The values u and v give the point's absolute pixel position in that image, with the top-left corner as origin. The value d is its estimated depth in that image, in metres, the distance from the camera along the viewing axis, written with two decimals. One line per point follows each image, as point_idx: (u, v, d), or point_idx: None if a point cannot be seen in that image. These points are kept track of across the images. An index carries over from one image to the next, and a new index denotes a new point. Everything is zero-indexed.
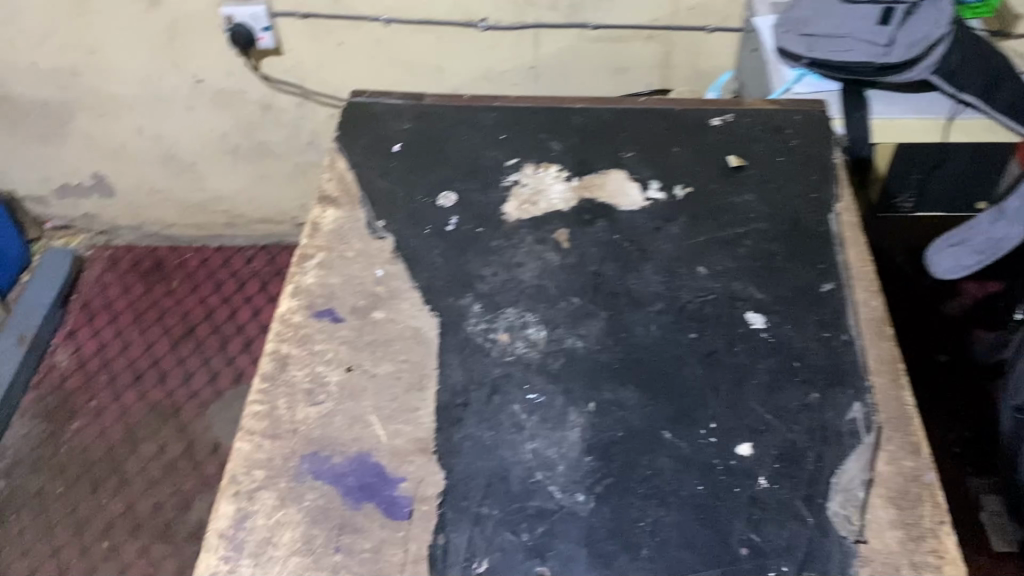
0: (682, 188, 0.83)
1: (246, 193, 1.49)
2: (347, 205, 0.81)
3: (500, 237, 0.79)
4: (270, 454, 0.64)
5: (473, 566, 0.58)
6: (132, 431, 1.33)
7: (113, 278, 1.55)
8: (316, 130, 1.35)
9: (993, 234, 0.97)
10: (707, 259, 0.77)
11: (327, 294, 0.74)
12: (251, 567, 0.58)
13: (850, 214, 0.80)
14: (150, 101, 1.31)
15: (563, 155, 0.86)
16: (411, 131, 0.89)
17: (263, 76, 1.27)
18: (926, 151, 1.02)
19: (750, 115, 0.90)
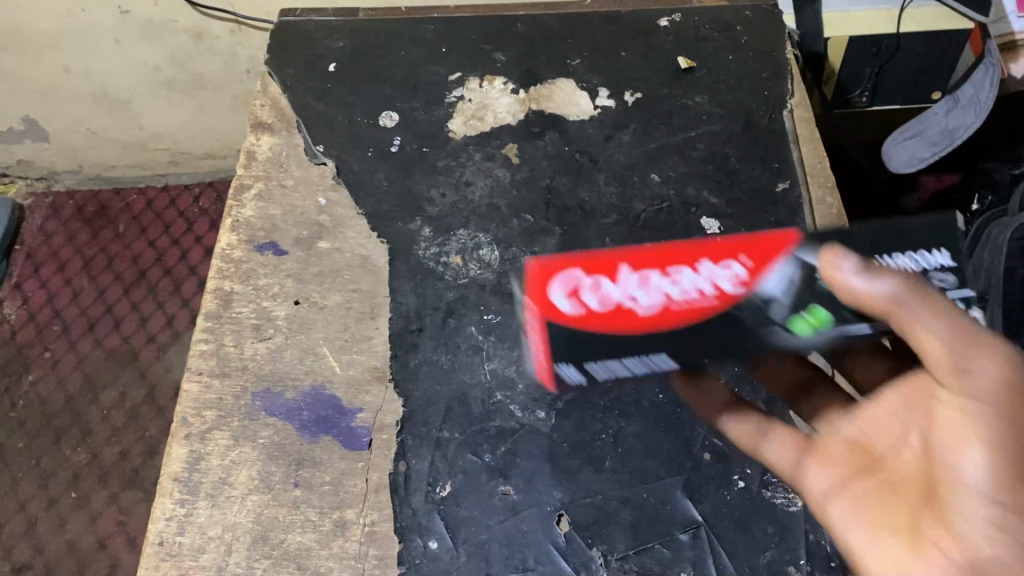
0: (631, 94, 0.80)
1: (187, 128, 1.36)
2: (283, 130, 0.78)
3: (447, 156, 0.76)
4: (220, 394, 0.62)
5: (437, 491, 0.58)
6: (91, 380, 1.29)
7: (56, 226, 1.44)
8: (253, 56, 1.21)
9: (948, 124, 0.96)
10: (660, 164, 0.75)
11: (268, 226, 0.71)
12: (210, 508, 0.58)
13: (803, 111, 0.78)
14: (75, 35, 1.15)
15: (508, 67, 0.82)
16: (347, 49, 0.84)
17: (190, 3, 1.10)
18: (879, 46, 1.02)
19: (699, 13, 0.86)
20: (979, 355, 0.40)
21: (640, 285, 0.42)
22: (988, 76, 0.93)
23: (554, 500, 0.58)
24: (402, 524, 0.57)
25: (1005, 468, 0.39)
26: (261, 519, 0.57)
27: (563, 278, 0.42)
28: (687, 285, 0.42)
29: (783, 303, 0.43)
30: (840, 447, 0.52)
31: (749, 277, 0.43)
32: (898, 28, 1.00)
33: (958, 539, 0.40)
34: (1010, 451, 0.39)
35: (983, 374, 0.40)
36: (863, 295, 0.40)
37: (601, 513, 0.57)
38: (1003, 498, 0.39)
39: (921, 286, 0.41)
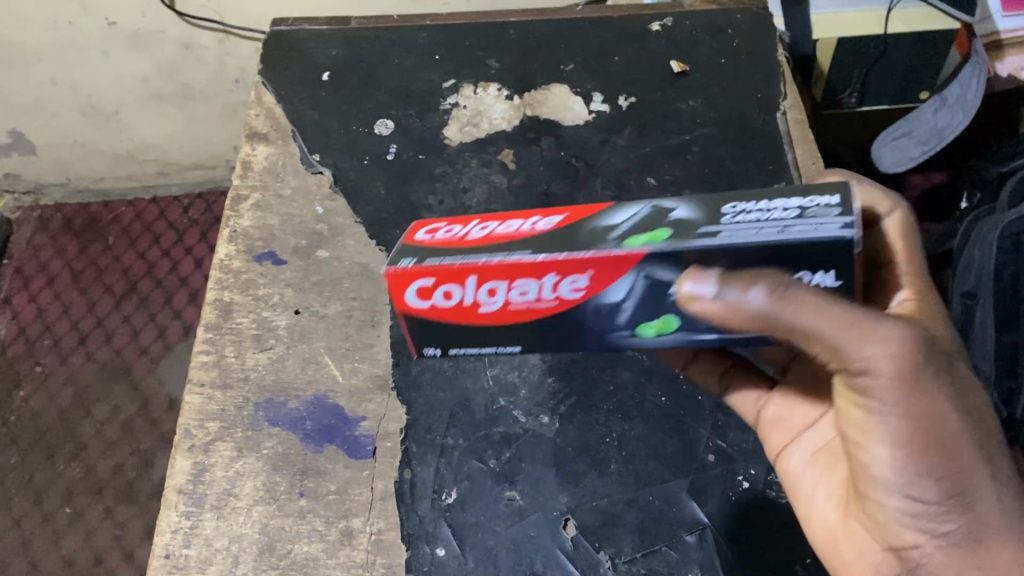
0: (626, 98, 0.80)
1: (176, 139, 1.35)
2: (278, 140, 0.78)
3: (443, 163, 0.76)
4: (223, 405, 0.62)
5: (443, 497, 0.58)
6: (83, 394, 1.28)
7: (45, 239, 1.43)
8: (241, 65, 1.21)
9: (937, 123, 0.97)
10: (656, 168, 0.75)
11: (266, 236, 0.71)
12: (215, 520, 0.58)
13: (796, 112, 0.79)
14: (62, 47, 1.14)
15: (502, 73, 0.82)
16: (340, 58, 0.84)
17: (179, 14, 1.10)
18: (868, 48, 1.02)
19: (690, 17, 0.86)
20: (866, 349, 0.40)
21: (486, 292, 0.41)
22: (975, 75, 0.94)
23: (560, 505, 0.58)
24: (409, 532, 0.57)
25: (903, 463, 0.42)
26: (268, 530, 0.57)
27: (416, 286, 0.41)
28: (530, 294, 0.41)
29: (628, 312, 0.41)
30: (792, 393, 0.55)
31: (591, 288, 0.40)
32: (885, 30, 0.99)
33: (880, 524, 0.46)
34: (910, 447, 0.42)
35: (873, 371, 0.40)
36: (722, 315, 0.38)
37: (608, 517, 0.57)
38: (909, 490, 0.43)
39: (790, 287, 0.37)
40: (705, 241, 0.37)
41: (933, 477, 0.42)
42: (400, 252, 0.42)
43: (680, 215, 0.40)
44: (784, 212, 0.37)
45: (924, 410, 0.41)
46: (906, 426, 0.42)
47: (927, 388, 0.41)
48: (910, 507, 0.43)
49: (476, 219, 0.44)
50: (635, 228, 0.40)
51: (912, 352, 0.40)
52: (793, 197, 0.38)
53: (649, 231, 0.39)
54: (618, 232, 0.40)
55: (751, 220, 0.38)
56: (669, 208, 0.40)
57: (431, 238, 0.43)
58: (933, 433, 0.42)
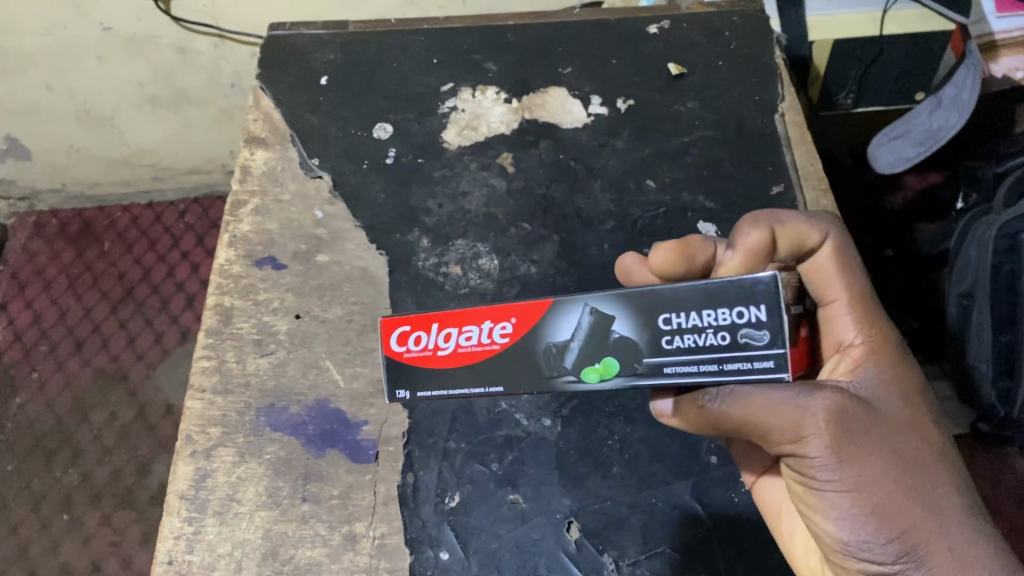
0: (624, 101, 0.81)
1: (172, 144, 1.34)
2: (277, 145, 0.78)
3: (442, 167, 0.76)
4: (224, 410, 0.62)
5: (446, 501, 0.58)
6: (80, 401, 1.27)
7: (40, 245, 1.42)
8: (237, 70, 1.20)
9: (932, 124, 0.97)
10: (655, 171, 0.76)
11: (266, 241, 0.71)
12: (218, 525, 0.58)
13: (794, 114, 0.79)
14: (57, 53, 1.14)
15: (500, 77, 0.82)
16: (337, 62, 0.84)
17: (174, 18, 1.10)
18: (864, 49, 1.02)
19: (687, 20, 0.86)
20: (798, 431, 0.43)
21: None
22: (969, 78, 0.94)
23: (563, 508, 0.58)
24: (413, 535, 0.57)
25: (850, 528, 0.44)
26: (271, 535, 0.57)
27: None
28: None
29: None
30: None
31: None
32: (880, 31, 1.00)
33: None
34: (853, 513, 0.44)
35: (807, 450, 0.43)
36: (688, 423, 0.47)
37: (611, 519, 0.57)
38: (863, 553, 0.45)
39: (716, 402, 0.43)
40: (652, 378, 0.39)
41: (882, 537, 0.44)
42: (392, 380, 0.47)
43: (621, 331, 0.39)
44: (716, 338, 0.38)
45: (862, 477, 0.44)
46: (846, 496, 0.44)
47: (858, 455, 0.44)
48: (870, 567, 0.46)
49: (437, 325, 0.44)
50: (585, 352, 0.40)
51: (837, 424, 0.43)
52: (721, 310, 0.38)
53: (598, 364, 0.40)
54: (570, 356, 0.41)
55: (690, 344, 0.38)
56: (608, 318, 0.40)
57: (407, 357, 0.46)
58: (874, 497, 0.44)
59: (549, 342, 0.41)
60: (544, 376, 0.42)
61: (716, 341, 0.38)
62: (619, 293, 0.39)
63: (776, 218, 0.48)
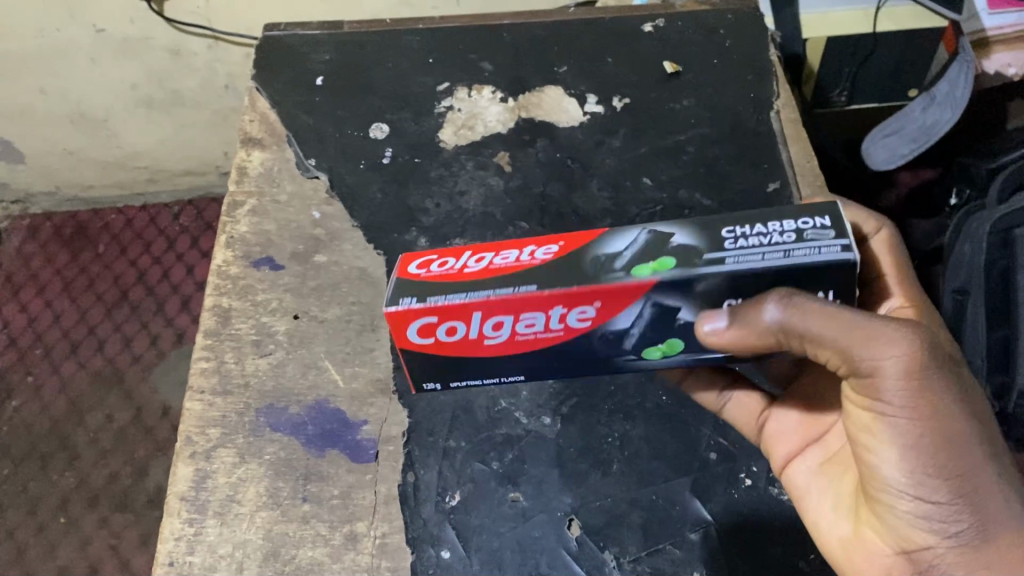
0: (620, 99, 0.81)
1: (166, 146, 1.34)
2: (273, 145, 0.78)
3: (439, 166, 0.76)
4: (224, 411, 0.62)
5: (446, 500, 0.58)
6: (76, 403, 1.27)
7: (35, 248, 1.42)
8: (231, 71, 1.20)
9: (926, 121, 0.98)
10: (652, 168, 0.76)
11: (264, 242, 0.71)
12: (218, 527, 0.57)
13: (789, 111, 0.80)
14: (50, 55, 1.14)
15: (496, 76, 0.83)
16: (333, 63, 0.84)
17: (167, 20, 1.10)
18: (857, 46, 1.03)
19: (682, 18, 0.86)
20: (878, 352, 0.42)
21: (491, 326, 0.43)
22: (962, 73, 0.94)
23: (564, 506, 0.58)
24: (414, 535, 0.57)
25: (915, 462, 0.44)
26: (271, 536, 0.57)
27: (418, 325, 0.43)
28: (538, 325, 0.43)
29: (636, 336, 0.44)
30: (794, 411, 0.57)
31: (600, 318, 0.43)
32: (874, 28, 1.00)
33: (891, 526, 0.47)
34: (920, 446, 0.43)
35: (884, 372, 0.42)
36: (740, 338, 0.42)
37: (612, 516, 0.58)
38: (923, 493, 0.44)
39: (796, 297, 0.41)
40: (712, 268, 0.41)
41: (943, 475, 0.44)
42: (396, 291, 0.42)
43: (681, 240, 0.42)
44: (782, 238, 0.41)
45: (935, 410, 0.43)
46: (915, 426, 0.43)
47: (937, 385, 0.43)
48: (921, 507, 0.45)
49: (470, 253, 0.44)
50: (637, 256, 0.42)
51: (925, 351, 0.42)
52: (787, 219, 0.42)
53: (653, 260, 0.42)
54: (621, 261, 0.42)
55: (751, 244, 0.41)
56: (667, 233, 0.43)
57: (427, 275, 0.43)
58: (942, 430, 0.43)
59: (598, 254, 0.43)
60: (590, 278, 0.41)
61: (778, 243, 0.41)
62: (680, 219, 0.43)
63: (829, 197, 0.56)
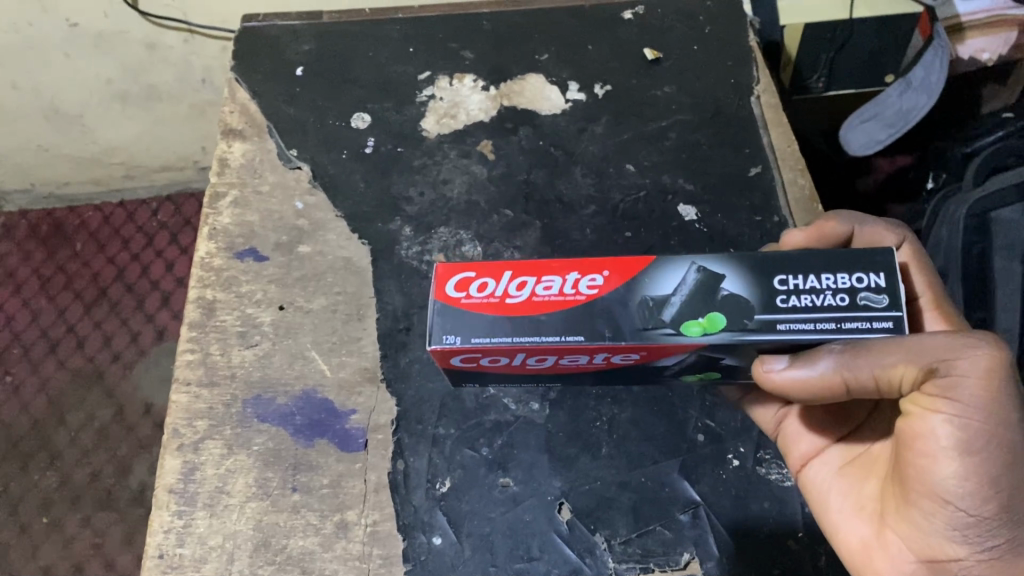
0: (601, 86, 0.81)
1: (143, 141, 1.33)
2: (254, 136, 0.77)
3: (422, 155, 0.76)
4: (210, 403, 0.62)
5: (437, 487, 0.58)
6: (56, 402, 1.25)
7: (11, 247, 1.40)
8: (208, 65, 1.19)
9: (903, 106, 0.99)
10: (635, 155, 0.76)
11: (247, 233, 0.71)
12: (208, 518, 0.57)
13: (770, 95, 0.80)
14: (23, 51, 1.12)
15: (477, 64, 0.82)
16: (313, 52, 0.83)
17: (141, 14, 1.09)
18: (834, 33, 1.03)
19: (662, 5, 0.87)
20: (954, 357, 0.42)
21: (535, 358, 0.49)
22: (937, 58, 0.95)
23: (554, 490, 0.58)
24: (404, 522, 0.57)
25: (969, 474, 0.43)
26: (261, 526, 0.57)
27: (465, 355, 0.48)
28: (578, 358, 0.49)
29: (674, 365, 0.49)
30: (820, 411, 0.57)
31: (637, 359, 0.48)
32: (851, 14, 1.00)
33: (922, 533, 0.47)
34: (976, 459, 0.43)
35: (960, 374, 0.42)
36: (805, 383, 0.44)
37: (602, 499, 0.58)
38: (970, 505, 0.44)
39: (859, 351, 0.42)
40: (766, 332, 0.44)
41: (999, 492, 0.43)
42: (442, 326, 0.46)
43: (731, 288, 0.45)
44: (836, 299, 0.44)
45: (1011, 426, 0.42)
46: (987, 437, 0.42)
47: (1010, 400, 0.42)
48: (962, 517, 0.44)
49: (510, 274, 0.47)
50: (688, 308, 0.45)
51: (1010, 364, 0.42)
52: (841, 274, 0.44)
53: (702, 317, 0.44)
54: (671, 308, 0.45)
55: (800, 321, 0.44)
56: (721, 279, 0.45)
57: (467, 304, 0.47)
58: (1005, 445, 0.42)
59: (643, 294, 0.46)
60: (638, 327, 0.45)
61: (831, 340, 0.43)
62: (738, 262, 0.45)
63: (857, 220, 0.59)
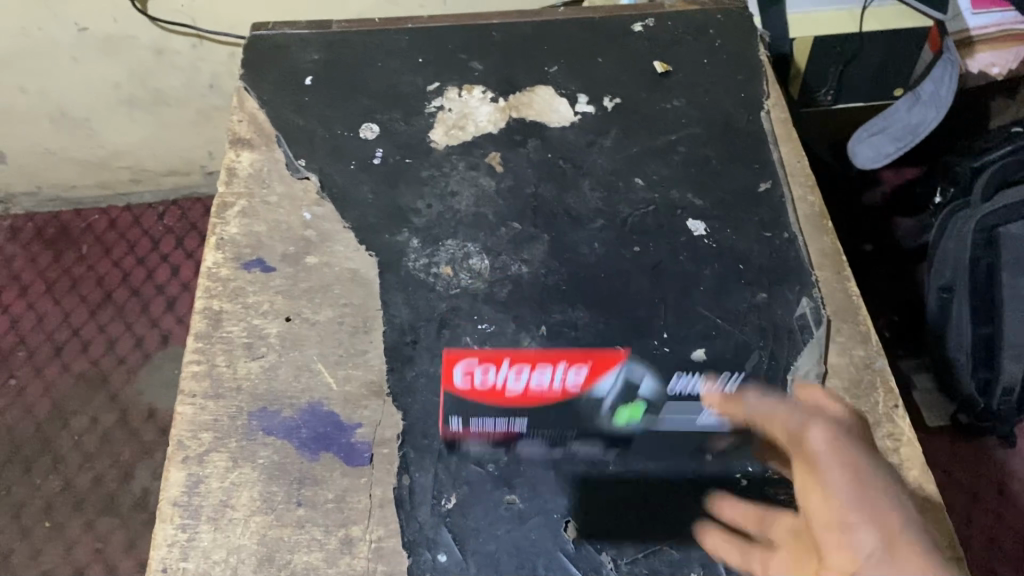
0: (610, 99, 0.81)
1: (150, 145, 1.33)
2: (263, 146, 0.77)
3: (430, 166, 0.76)
4: (215, 415, 0.62)
5: (442, 503, 0.58)
6: (59, 406, 1.25)
7: (17, 249, 1.40)
8: (216, 71, 1.19)
9: (911, 119, 0.98)
10: (644, 169, 0.76)
11: (254, 243, 0.71)
12: (212, 532, 0.57)
13: (780, 110, 0.80)
14: (32, 54, 1.12)
15: (486, 75, 0.82)
16: (322, 62, 0.83)
17: (151, 19, 1.09)
18: (843, 46, 1.03)
19: (671, 19, 0.87)
20: (814, 426, 0.50)
21: (514, 375, 0.57)
22: (946, 72, 0.96)
23: (560, 507, 0.58)
24: (410, 539, 0.57)
25: (835, 488, 0.46)
26: (266, 540, 0.56)
27: (463, 368, 0.57)
28: (548, 381, 0.57)
29: (612, 401, 0.58)
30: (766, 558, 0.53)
31: (590, 382, 0.57)
32: (860, 27, 1.00)
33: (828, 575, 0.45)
34: (835, 479, 0.46)
35: (815, 434, 0.49)
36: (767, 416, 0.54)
37: (609, 517, 0.58)
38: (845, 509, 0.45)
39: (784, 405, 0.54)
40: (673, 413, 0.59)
41: (860, 495, 0.45)
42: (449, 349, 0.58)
43: (649, 386, 0.59)
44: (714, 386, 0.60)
45: (852, 453, 0.47)
46: (837, 462, 0.47)
47: (853, 441, 0.49)
48: (842, 529, 0.44)
49: (508, 362, 0.57)
50: (620, 400, 0.58)
51: (845, 430, 0.50)
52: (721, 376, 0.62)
53: (630, 404, 0.58)
54: (608, 401, 0.58)
55: (694, 409, 0.59)
56: (640, 379, 0.59)
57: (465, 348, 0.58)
58: (855, 464, 0.47)
59: (588, 391, 0.57)
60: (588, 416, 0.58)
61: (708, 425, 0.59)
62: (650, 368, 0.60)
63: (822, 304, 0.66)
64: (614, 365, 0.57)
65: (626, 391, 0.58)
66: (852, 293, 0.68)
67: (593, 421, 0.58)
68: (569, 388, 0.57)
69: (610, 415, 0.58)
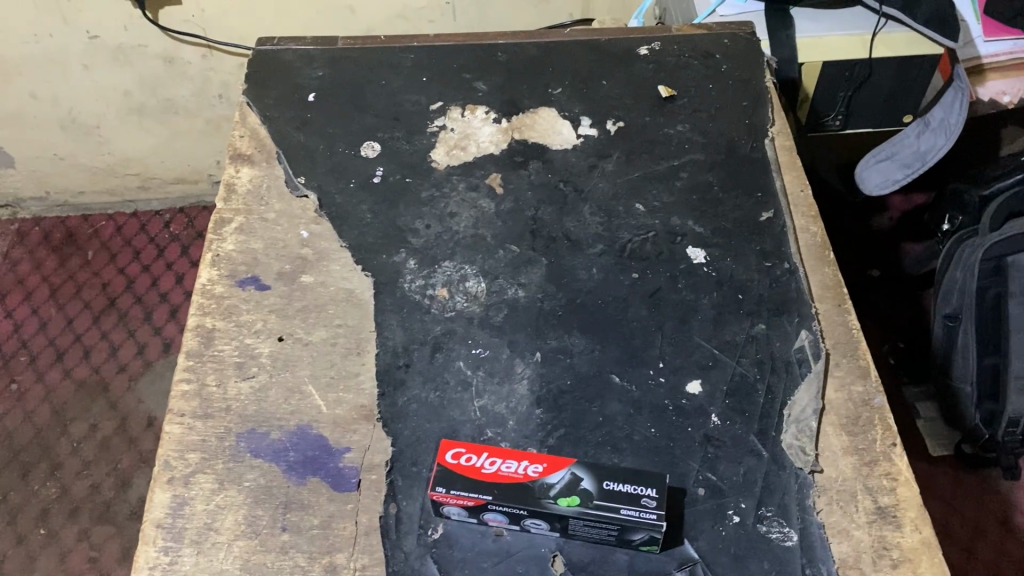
0: (614, 122, 0.80)
1: (159, 153, 1.33)
2: (263, 162, 0.77)
3: (430, 187, 0.75)
4: (204, 435, 0.61)
5: (428, 533, 0.57)
6: (59, 413, 1.25)
7: (23, 254, 1.40)
8: (225, 81, 1.20)
9: (921, 146, 0.97)
10: (645, 194, 0.75)
11: (250, 261, 0.70)
12: (194, 555, 0.56)
13: (785, 137, 0.79)
14: (43, 61, 1.13)
15: (490, 96, 0.82)
16: (326, 79, 0.83)
17: (161, 28, 1.09)
18: (852, 71, 1.01)
19: (677, 43, 0.86)
20: None
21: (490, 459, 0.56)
22: (957, 99, 0.94)
23: (549, 542, 0.57)
24: (394, 569, 0.56)
25: None
26: (249, 566, 0.56)
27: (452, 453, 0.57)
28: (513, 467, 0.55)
29: (557, 489, 0.54)
30: None
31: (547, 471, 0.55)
32: (870, 54, 0.98)
33: None
34: None
35: None
36: None
37: (598, 553, 0.56)
38: None
39: None
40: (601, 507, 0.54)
41: None
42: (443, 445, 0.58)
43: (586, 484, 0.54)
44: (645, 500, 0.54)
45: None
46: None
47: None
48: None
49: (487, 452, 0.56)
50: (564, 487, 0.54)
51: None
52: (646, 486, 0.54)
53: (566, 495, 0.54)
54: (553, 489, 0.54)
55: (628, 503, 0.54)
56: (580, 476, 0.55)
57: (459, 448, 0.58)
58: None
59: (537, 481, 0.55)
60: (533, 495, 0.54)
61: (642, 520, 0.53)
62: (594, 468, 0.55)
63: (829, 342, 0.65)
64: (565, 464, 0.55)
65: (571, 483, 0.55)
66: (852, 326, 0.67)
67: (538, 508, 0.54)
68: (525, 477, 0.55)
69: (550, 503, 0.54)
